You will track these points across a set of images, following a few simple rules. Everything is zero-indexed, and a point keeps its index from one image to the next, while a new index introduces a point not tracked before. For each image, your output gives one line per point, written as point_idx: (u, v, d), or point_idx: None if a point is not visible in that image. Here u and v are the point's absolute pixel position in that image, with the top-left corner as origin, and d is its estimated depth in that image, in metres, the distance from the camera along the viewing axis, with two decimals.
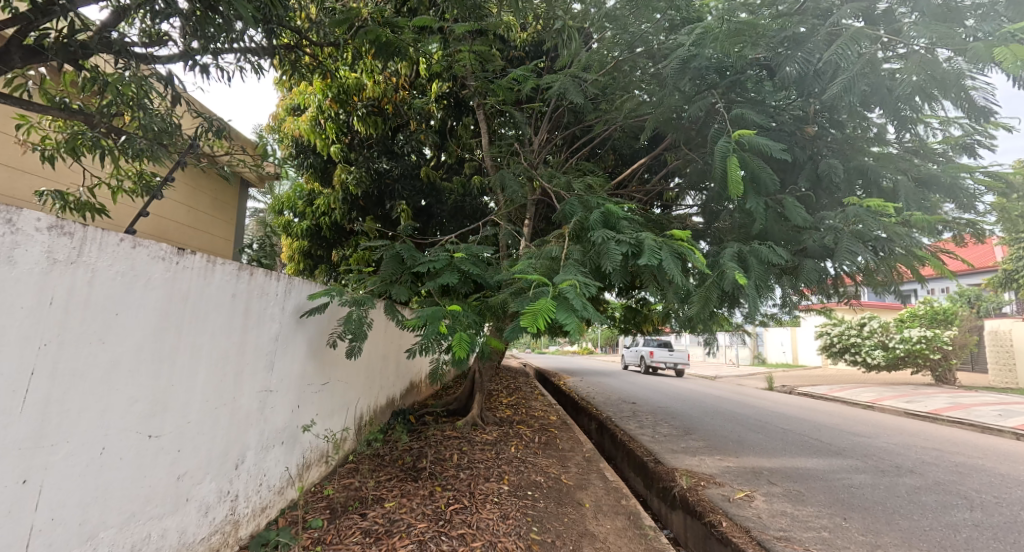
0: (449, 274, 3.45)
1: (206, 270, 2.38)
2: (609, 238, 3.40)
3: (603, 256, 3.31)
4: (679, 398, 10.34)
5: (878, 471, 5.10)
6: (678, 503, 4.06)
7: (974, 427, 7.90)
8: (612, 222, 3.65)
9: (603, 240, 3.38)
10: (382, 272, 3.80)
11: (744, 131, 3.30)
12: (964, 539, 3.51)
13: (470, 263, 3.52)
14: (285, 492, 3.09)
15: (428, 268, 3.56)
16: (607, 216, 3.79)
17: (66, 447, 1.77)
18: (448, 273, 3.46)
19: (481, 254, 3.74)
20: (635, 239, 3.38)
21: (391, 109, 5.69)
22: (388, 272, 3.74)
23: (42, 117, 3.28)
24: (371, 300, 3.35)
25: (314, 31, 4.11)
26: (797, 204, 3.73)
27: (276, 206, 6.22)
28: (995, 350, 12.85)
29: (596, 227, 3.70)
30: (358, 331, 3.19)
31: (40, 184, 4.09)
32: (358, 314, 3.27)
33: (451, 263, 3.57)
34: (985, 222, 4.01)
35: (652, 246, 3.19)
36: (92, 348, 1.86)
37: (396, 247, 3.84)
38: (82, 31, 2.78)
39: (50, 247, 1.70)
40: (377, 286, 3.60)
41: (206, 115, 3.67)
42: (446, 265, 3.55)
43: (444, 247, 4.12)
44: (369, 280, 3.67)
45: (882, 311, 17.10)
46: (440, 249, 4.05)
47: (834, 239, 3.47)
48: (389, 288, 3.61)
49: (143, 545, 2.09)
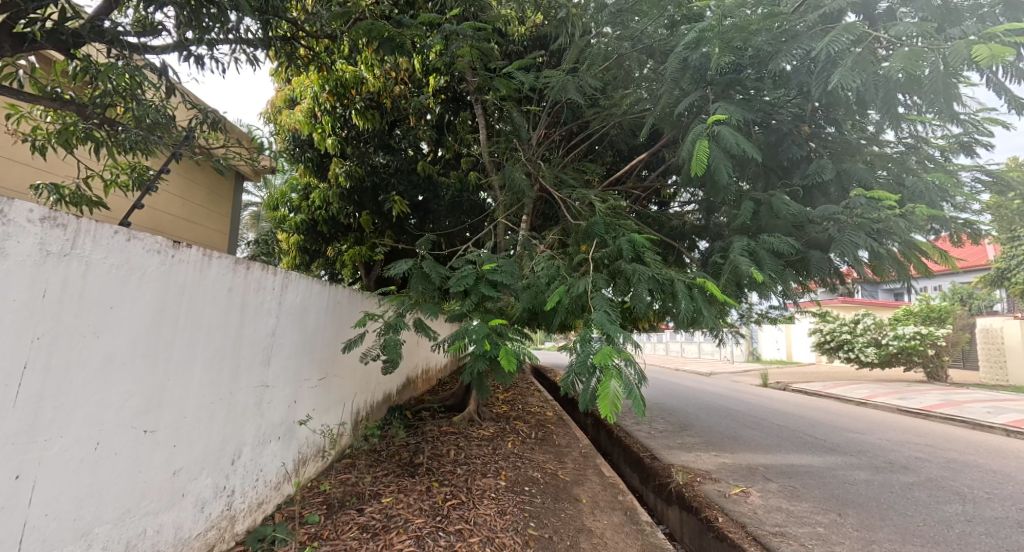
0: (484, 291, 3.30)
1: (202, 264, 2.35)
2: (643, 273, 3.26)
3: (634, 295, 3.21)
4: (675, 394, 10.35)
5: (873, 467, 5.14)
6: (674, 498, 4.09)
7: (966, 424, 7.97)
8: (642, 252, 3.51)
9: (638, 275, 3.24)
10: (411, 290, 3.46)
11: (716, 117, 3.38)
12: (958, 534, 3.54)
13: (500, 277, 3.39)
14: (281, 487, 3.06)
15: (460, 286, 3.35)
16: (634, 245, 3.59)
17: (59, 442, 1.75)
18: (482, 290, 3.30)
19: (507, 267, 3.61)
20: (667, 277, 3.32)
21: (389, 103, 5.59)
22: (418, 290, 3.42)
23: (33, 107, 3.22)
24: (401, 318, 3.20)
25: (311, 23, 4.08)
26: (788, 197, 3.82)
27: (272, 200, 6.12)
28: (986, 347, 12.97)
29: (624, 255, 3.50)
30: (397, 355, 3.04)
31: (30, 175, 4.02)
32: (393, 338, 3.12)
33: (481, 279, 3.41)
34: (980, 223, 4.02)
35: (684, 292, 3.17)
36: (87, 342, 1.83)
37: (421, 263, 3.60)
38: (74, 18, 2.75)
39: (43, 239, 1.67)
40: (409, 305, 3.30)
41: (200, 107, 3.61)
42: (475, 282, 3.39)
43: (463, 258, 3.92)
44: (400, 298, 3.40)
45: (877, 308, 17.18)
46: (461, 261, 3.83)
47: (837, 230, 3.54)
48: (421, 306, 3.30)
49: (138, 541, 2.07)
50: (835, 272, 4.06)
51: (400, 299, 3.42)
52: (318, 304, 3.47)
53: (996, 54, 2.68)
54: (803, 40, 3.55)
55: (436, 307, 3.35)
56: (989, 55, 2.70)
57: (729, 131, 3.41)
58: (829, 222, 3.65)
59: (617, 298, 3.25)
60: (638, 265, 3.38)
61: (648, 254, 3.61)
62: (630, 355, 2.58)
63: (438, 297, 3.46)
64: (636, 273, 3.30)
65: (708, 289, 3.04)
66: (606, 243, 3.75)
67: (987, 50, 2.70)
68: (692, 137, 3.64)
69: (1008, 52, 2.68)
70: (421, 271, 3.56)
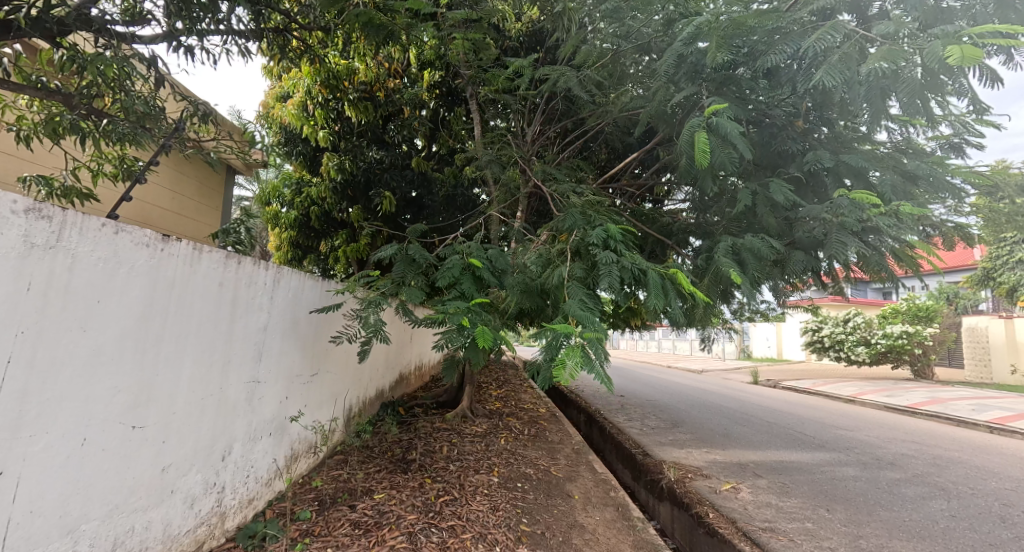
0: (469, 276, 3.34)
1: (192, 258, 2.31)
2: (613, 261, 3.19)
3: (607, 280, 3.10)
4: (667, 391, 10.42)
5: (861, 463, 5.20)
6: (665, 495, 4.10)
7: (951, 421, 8.10)
8: (615, 243, 3.41)
9: (607, 262, 3.17)
10: (394, 274, 3.46)
11: (714, 106, 3.41)
12: (943, 530, 3.59)
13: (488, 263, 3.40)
14: (272, 483, 3.03)
15: (448, 274, 3.39)
16: (609, 235, 3.53)
17: (44, 438, 1.72)
18: (468, 276, 3.36)
19: (498, 258, 3.67)
20: (634, 264, 3.20)
21: (382, 95, 5.57)
22: (403, 275, 3.44)
23: (17, 95, 3.18)
24: (387, 300, 3.17)
25: (304, 14, 4.03)
26: (784, 185, 3.74)
27: (262, 194, 5.92)
28: (972, 346, 13.16)
29: (597, 245, 3.43)
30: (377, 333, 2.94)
31: (17, 166, 3.94)
32: (375, 315, 3.03)
33: (468, 265, 3.45)
34: (968, 226, 4.07)
35: (655, 281, 3.09)
36: (73, 337, 1.80)
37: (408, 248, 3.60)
38: (58, 7, 2.68)
39: (28, 231, 1.64)
40: (392, 288, 3.26)
41: (191, 99, 3.53)
42: (464, 270, 3.41)
43: (453, 248, 3.97)
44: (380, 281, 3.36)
45: (866, 307, 17.40)
46: (451, 251, 3.87)
47: (823, 231, 3.55)
48: (403, 288, 3.29)
49: (126, 538, 2.04)
50: (825, 271, 4.08)
51: (384, 280, 3.37)
52: (310, 299, 3.43)
53: (968, 57, 2.71)
54: (797, 39, 3.54)
55: (420, 293, 3.32)
56: (961, 58, 2.73)
57: (729, 121, 3.41)
58: (813, 221, 3.66)
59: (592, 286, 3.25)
60: (612, 252, 3.32)
61: (624, 245, 3.52)
62: (598, 336, 2.59)
63: (422, 281, 3.45)
64: (607, 263, 3.20)
65: (680, 279, 3.05)
66: (583, 234, 3.72)
67: (959, 51, 2.73)
68: (689, 130, 3.67)
69: (977, 55, 2.71)
70: (409, 258, 3.58)
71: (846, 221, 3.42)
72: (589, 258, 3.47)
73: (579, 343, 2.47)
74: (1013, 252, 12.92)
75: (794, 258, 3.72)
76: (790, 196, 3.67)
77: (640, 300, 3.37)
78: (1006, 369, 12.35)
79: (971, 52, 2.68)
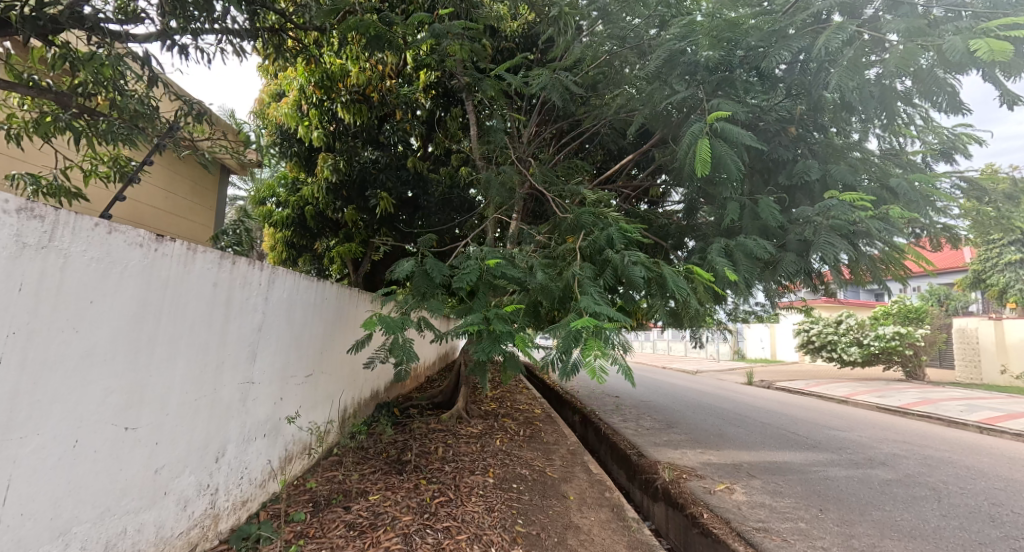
0: (485, 284, 3.32)
1: (186, 258, 2.30)
2: (630, 262, 3.25)
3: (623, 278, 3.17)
4: (662, 393, 10.44)
5: (852, 463, 5.25)
6: (660, 496, 4.12)
7: (942, 421, 8.17)
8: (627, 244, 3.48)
9: (625, 262, 3.24)
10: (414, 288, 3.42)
11: (719, 113, 3.43)
12: (933, 529, 3.62)
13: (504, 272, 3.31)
14: (266, 484, 3.01)
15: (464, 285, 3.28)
16: (623, 233, 3.59)
17: (35, 439, 1.71)
18: (483, 285, 3.31)
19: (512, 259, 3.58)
20: (651, 266, 3.27)
21: (377, 97, 5.52)
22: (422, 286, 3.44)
23: (9, 95, 3.15)
24: (409, 319, 3.15)
25: (299, 14, 3.97)
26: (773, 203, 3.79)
27: (257, 194, 5.99)
28: (962, 347, 13.28)
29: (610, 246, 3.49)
30: (407, 356, 2.96)
31: (10, 165, 3.92)
32: (401, 338, 3.01)
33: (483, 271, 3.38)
34: (956, 227, 4.11)
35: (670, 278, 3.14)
36: (65, 337, 1.78)
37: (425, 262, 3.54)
38: (52, 4, 2.68)
39: (19, 230, 1.62)
40: (413, 306, 3.24)
41: (185, 98, 3.49)
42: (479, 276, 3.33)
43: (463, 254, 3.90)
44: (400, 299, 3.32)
45: (859, 308, 17.52)
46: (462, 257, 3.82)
47: (814, 232, 3.58)
48: (425, 304, 3.26)
49: (119, 540, 2.02)
50: (817, 272, 4.08)
51: (404, 297, 3.35)
52: (305, 301, 3.42)
53: (996, 50, 2.68)
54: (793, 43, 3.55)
55: (441, 306, 3.28)
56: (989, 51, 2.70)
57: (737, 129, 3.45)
58: (806, 224, 3.68)
59: (603, 286, 3.25)
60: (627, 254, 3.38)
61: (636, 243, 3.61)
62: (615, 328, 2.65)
63: (443, 295, 3.41)
64: (627, 266, 3.24)
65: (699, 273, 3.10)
66: (592, 237, 3.68)
67: (986, 46, 2.70)
68: (688, 136, 3.69)
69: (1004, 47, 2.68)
70: (425, 270, 3.49)
71: (836, 224, 3.43)
72: (601, 258, 3.49)
73: (601, 329, 2.50)
74: (1002, 254, 13.06)
75: (787, 259, 3.73)
76: (777, 215, 3.74)
77: (649, 301, 3.41)
78: (996, 370, 12.47)
79: (999, 44, 2.65)
